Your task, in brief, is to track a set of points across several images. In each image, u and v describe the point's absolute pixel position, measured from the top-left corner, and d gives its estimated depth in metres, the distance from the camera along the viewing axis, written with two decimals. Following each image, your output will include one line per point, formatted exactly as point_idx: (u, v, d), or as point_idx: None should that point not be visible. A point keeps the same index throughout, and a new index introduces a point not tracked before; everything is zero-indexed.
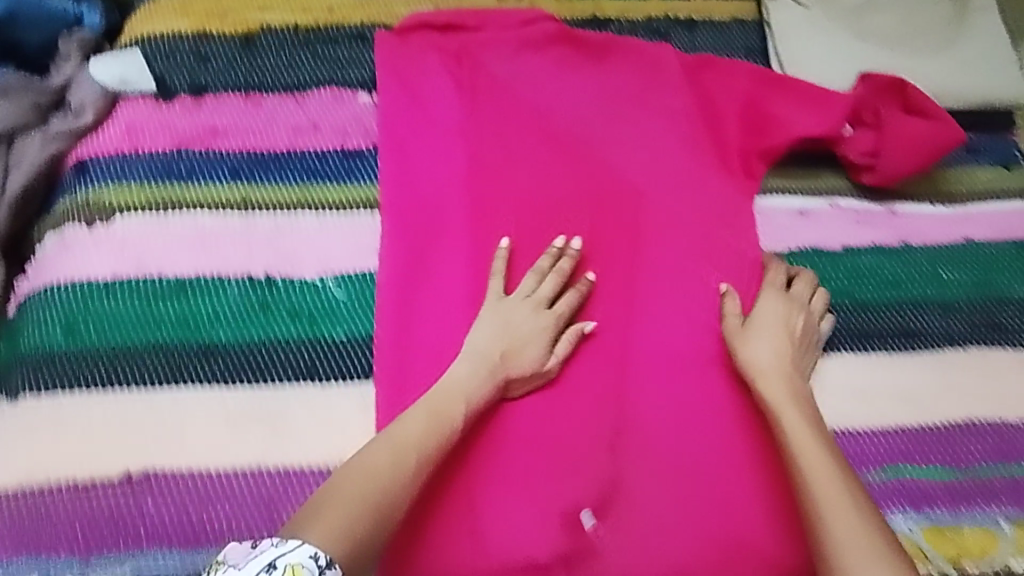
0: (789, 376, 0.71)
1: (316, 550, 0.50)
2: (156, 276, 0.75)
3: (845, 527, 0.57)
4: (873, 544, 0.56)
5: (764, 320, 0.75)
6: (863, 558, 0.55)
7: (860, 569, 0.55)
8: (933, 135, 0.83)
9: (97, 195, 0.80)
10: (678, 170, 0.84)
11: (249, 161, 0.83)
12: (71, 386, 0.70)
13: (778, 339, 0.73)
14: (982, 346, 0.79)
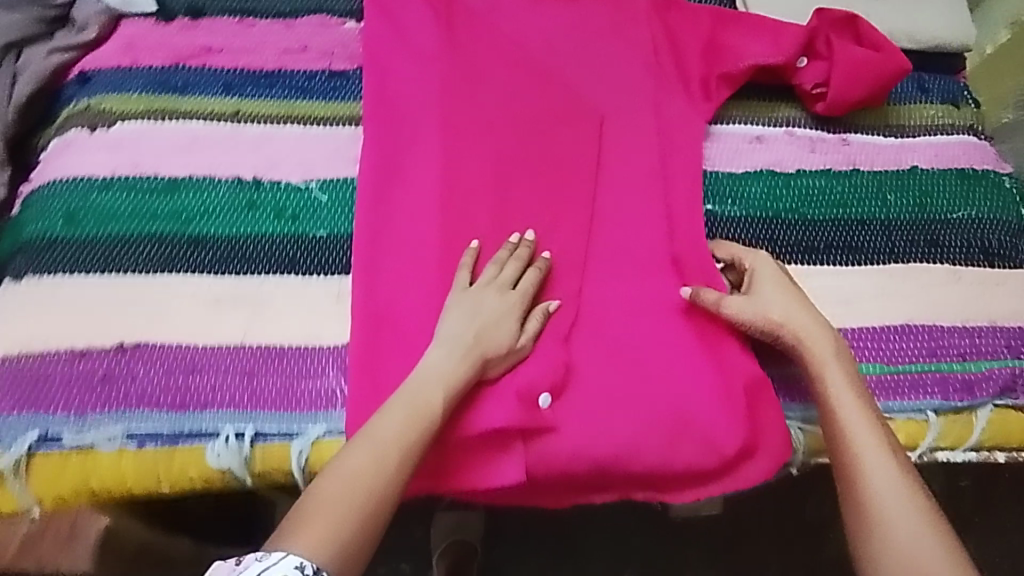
0: (819, 328, 0.73)
1: (302, 563, 0.56)
2: (152, 175, 0.81)
3: (893, 497, 0.63)
4: (917, 495, 0.64)
5: (768, 284, 0.77)
6: (908, 510, 0.63)
7: (908, 519, 0.62)
8: (876, 64, 0.89)
9: (97, 102, 0.86)
10: (643, 93, 0.89)
11: (241, 78, 0.89)
12: (69, 269, 0.76)
13: (795, 299, 0.75)
14: (921, 261, 0.84)
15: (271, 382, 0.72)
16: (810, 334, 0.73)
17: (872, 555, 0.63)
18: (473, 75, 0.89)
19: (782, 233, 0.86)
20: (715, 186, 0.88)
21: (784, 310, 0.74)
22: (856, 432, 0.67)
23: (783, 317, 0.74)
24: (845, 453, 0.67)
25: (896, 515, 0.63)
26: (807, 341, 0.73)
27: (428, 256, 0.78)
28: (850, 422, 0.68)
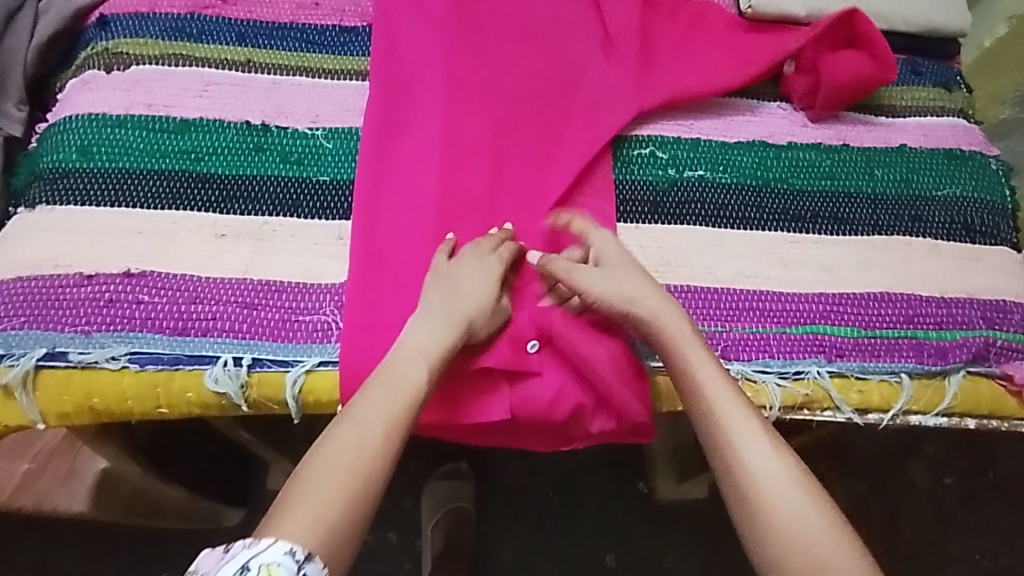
0: (666, 310, 0.72)
1: (292, 548, 0.58)
2: (164, 116, 0.84)
3: (767, 472, 0.64)
4: (789, 474, 0.64)
5: (616, 267, 0.75)
6: (782, 491, 0.63)
7: (782, 501, 0.63)
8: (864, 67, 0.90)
9: (115, 44, 0.88)
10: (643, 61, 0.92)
11: (254, 29, 0.92)
12: (80, 200, 0.78)
13: (639, 281, 0.74)
14: (904, 235, 0.87)
15: (269, 314, 0.75)
16: (660, 315, 0.72)
17: (756, 530, 0.63)
18: (479, 38, 0.92)
19: (771, 200, 0.88)
20: (708, 154, 0.90)
21: (630, 292, 0.73)
22: (727, 414, 0.67)
23: (634, 301, 0.73)
24: (716, 435, 0.67)
25: (772, 489, 0.64)
26: (667, 327, 0.72)
27: (427, 204, 0.81)
28: (718, 402, 0.68)
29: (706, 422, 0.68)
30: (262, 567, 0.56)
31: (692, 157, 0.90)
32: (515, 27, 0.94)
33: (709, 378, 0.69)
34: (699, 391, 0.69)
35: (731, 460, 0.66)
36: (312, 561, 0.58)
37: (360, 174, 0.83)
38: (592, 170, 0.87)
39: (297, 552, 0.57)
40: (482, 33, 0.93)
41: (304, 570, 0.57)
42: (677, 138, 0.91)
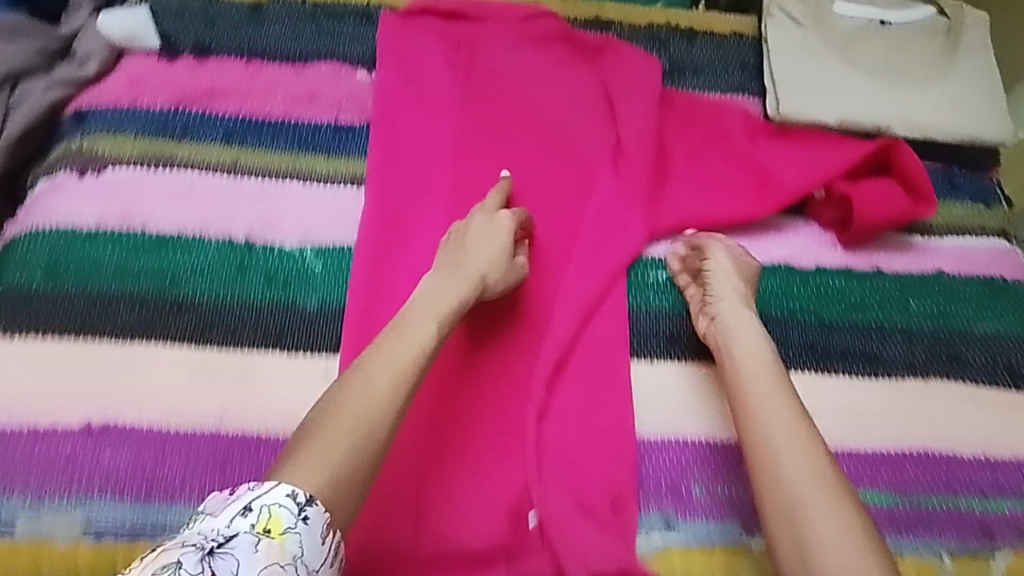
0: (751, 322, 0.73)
1: (294, 490, 0.55)
2: (139, 230, 0.78)
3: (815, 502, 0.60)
4: (833, 492, 0.61)
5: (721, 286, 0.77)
6: (823, 507, 0.60)
7: (820, 516, 0.59)
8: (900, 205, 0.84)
9: (91, 143, 0.82)
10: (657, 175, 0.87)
11: (242, 125, 0.84)
12: (41, 331, 0.72)
13: (740, 300, 0.75)
14: (940, 377, 0.80)
15: (243, 472, 0.68)
16: (737, 324, 0.73)
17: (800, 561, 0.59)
18: (488, 148, 0.87)
19: (798, 335, 0.81)
20: None
21: (727, 306, 0.75)
22: (779, 436, 0.64)
23: (722, 314, 0.75)
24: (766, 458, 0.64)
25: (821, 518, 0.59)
26: (737, 353, 0.71)
27: None
28: (773, 422, 0.65)
29: (758, 444, 0.65)
30: (265, 508, 0.54)
31: None
32: (525, 132, 0.88)
33: (770, 400, 0.67)
34: (753, 411, 0.67)
35: (778, 480, 0.62)
36: (314, 505, 0.55)
37: (353, 298, 0.76)
38: (604, 297, 0.79)
39: (297, 495, 0.55)
40: (490, 139, 0.87)
41: (306, 513, 0.54)
42: None
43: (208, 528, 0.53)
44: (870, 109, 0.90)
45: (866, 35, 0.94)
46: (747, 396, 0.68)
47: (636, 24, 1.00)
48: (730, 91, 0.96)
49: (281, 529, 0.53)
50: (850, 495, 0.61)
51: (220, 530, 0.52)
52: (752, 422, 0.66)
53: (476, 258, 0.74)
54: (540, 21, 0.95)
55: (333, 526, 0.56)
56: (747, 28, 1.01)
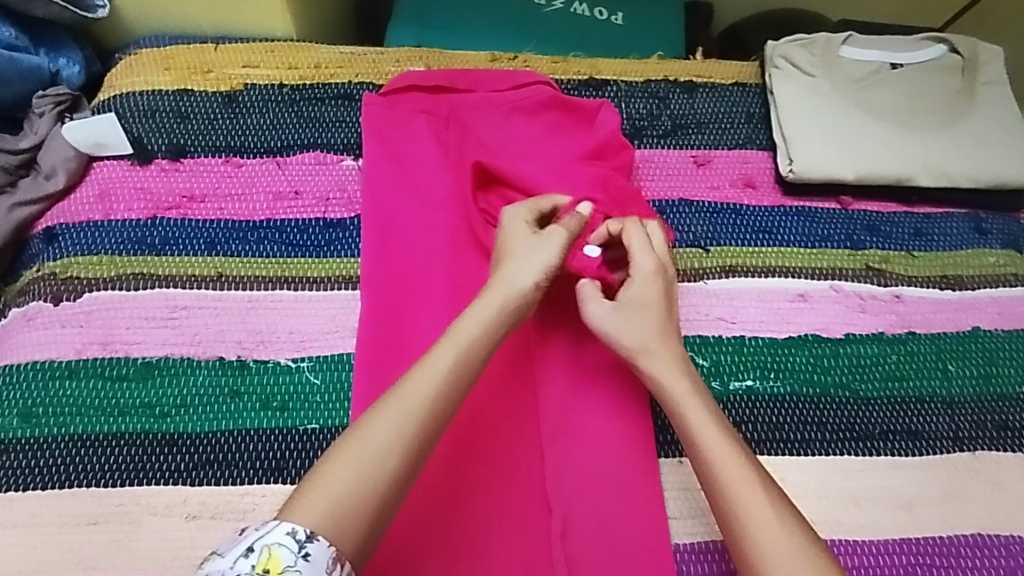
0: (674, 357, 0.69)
1: (294, 528, 0.54)
2: (123, 358, 0.72)
3: (775, 542, 0.58)
4: (797, 542, 0.58)
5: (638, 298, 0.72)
6: (792, 561, 0.57)
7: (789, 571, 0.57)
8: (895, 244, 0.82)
9: (65, 264, 0.76)
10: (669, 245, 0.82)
11: (226, 230, 0.80)
12: (22, 486, 0.66)
13: (656, 329, 0.70)
14: (990, 450, 0.75)
15: None
16: (659, 372, 0.68)
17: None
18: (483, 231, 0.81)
19: (833, 414, 0.76)
20: (756, 357, 0.78)
21: (643, 337, 0.70)
22: (733, 480, 0.61)
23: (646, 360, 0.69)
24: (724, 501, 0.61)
25: (777, 554, 0.58)
26: (674, 397, 0.67)
27: (437, 454, 0.69)
28: (716, 457, 0.63)
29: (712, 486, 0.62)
30: (265, 547, 0.53)
31: (739, 363, 0.78)
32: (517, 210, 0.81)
33: (715, 441, 0.63)
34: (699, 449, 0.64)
35: (740, 528, 0.60)
36: (316, 541, 0.54)
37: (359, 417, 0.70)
38: (625, 391, 0.74)
39: (298, 535, 0.54)
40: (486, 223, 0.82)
41: (306, 549, 0.53)
42: (719, 339, 0.79)
43: (215, 569, 0.53)
44: (889, 160, 0.85)
45: (876, 80, 0.89)
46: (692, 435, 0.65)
47: (632, 82, 0.95)
48: (738, 146, 0.91)
49: (280, 569, 0.52)
50: (813, 542, 0.59)
51: (225, 570, 0.52)
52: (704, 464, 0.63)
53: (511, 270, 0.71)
54: (532, 87, 0.90)
55: (341, 559, 0.55)
56: (746, 77, 0.97)
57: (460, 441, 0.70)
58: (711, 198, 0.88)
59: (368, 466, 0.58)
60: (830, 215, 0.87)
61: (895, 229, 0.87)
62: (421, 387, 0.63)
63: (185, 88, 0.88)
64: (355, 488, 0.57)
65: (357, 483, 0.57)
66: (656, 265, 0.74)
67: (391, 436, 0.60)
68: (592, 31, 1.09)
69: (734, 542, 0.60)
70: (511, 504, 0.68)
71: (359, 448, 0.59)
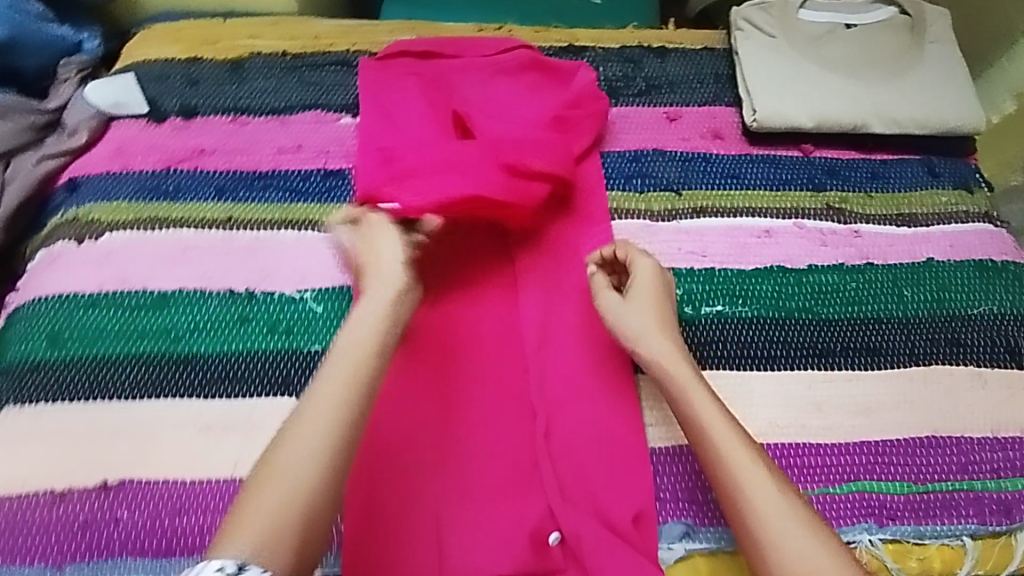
0: (671, 342, 0.73)
1: (224, 563, 0.53)
2: (140, 290, 0.78)
3: (773, 506, 0.63)
4: (790, 504, 0.63)
5: (644, 290, 0.76)
6: (783, 519, 0.62)
7: (782, 529, 0.61)
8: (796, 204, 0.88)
9: (87, 209, 0.83)
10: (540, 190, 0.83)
11: (233, 180, 0.87)
12: (50, 399, 0.72)
13: (655, 321, 0.74)
14: (945, 363, 0.81)
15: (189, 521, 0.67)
16: (659, 351, 0.72)
17: (760, 563, 0.61)
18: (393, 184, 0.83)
19: (797, 335, 0.82)
20: (726, 285, 0.85)
21: (638, 327, 0.74)
22: (733, 455, 0.65)
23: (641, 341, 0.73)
24: (720, 475, 0.65)
25: (776, 516, 0.62)
26: (669, 368, 0.71)
27: (430, 371, 0.75)
28: (713, 424, 0.67)
29: (710, 462, 0.66)
30: None
31: (709, 291, 0.84)
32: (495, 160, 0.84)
33: (714, 421, 0.67)
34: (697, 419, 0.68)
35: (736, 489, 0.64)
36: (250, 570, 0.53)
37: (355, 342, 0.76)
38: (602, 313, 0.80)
39: (228, 569, 0.53)
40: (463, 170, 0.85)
41: None
42: (690, 271, 0.85)
43: None
44: (843, 108, 0.92)
45: (829, 38, 0.97)
46: (693, 416, 0.68)
47: (607, 47, 1.03)
48: (705, 103, 0.99)
49: None
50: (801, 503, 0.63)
51: None
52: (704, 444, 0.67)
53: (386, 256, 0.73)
54: (514, 51, 0.98)
55: None
56: (714, 42, 1.05)
57: (449, 358, 0.76)
58: (681, 149, 0.95)
59: (291, 483, 0.58)
60: (791, 161, 0.94)
61: (853, 172, 0.94)
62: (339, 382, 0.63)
63: (195, 57, 0.95)
64: (281, 512, 0.56)
65: (282, 497, 0.57)
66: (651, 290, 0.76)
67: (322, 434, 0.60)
68: (570, 7, 1.17)
69: (730, 509, 0.64)
70: (495, 416, 0.74)
71: (280, 469, 0.59)
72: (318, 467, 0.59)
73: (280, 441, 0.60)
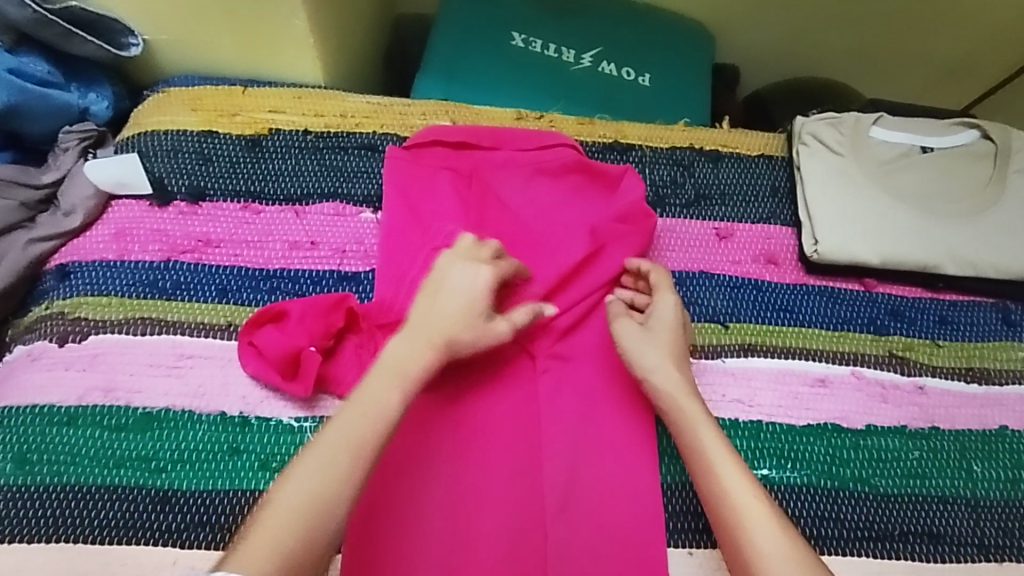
0: (684, 376, 0.72)
1: None
2: (123, 407, 0.70)
3: (775, 551, 0.58)
4: (795, 547, 0.58)
5: (663, 328, 0.75)
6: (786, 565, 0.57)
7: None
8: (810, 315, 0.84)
9: (75, 303, 0.75)
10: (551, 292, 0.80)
11: (238, 279, 0.79)
12: (9, 537, 0.64)
13: (669, 356, 0.73)
14: (1017, 561, 0.71)
15: None
16: (671, 384, 0.71)
17: None
18: (312, 320, 0.73)
19: (852, 510, 0.73)
20: (773, 444, 0.75)
21: (653, 361, 0.72)
22: (736, 492, 0.62)
23: (654, 372, 0.72)
24: (718, 509, 0.62)
25: (777, 560, 0.57)
26: (677, 399, 0.70)
27: (437, 530, 0.68)
28: (716, 458, 0.65)
29: (710, 492, 0.63)
30: None
31: (755, 451, 0.75)
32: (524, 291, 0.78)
33: (718, 455, 0.65)
34: (701, 451, 0.66)
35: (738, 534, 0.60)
36: None
37: (355, 499, 0.69)
38: (631, 476, 0.72)
39: None
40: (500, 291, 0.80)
41: None
42: (735, 423, 0.76)
43: None
44: (915, 246, 0.83)
45: (902, 163, 0.88)
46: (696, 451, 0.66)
47: (656, 147, 0.95)
48: (761, 221, 0.90)
49: None
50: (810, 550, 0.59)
51: None
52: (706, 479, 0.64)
53: (445, 322, 0.69)
54: (556, 150, 0.90)
55: None
56: (773, 149, 0.96)
57: (460, 434, 0.73)
58: (730, 273, 0.86)
59: (302, 501, 0.56)
60: (853, 297, 0.85)
61: (919, 316, 0.85)
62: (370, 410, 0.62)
63: (210, 130, 0.88)
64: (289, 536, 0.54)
65: (294, 516, 0.55)
66: (675, 327, 0.75)
67: (341, 455, 0.58)
68: (619, 94, 1.10)
69: (732, 551, 0.60)
70: (502, 563, 0.67)
71: (294, 489, 0.56)
72: (337, 488, 0.57)
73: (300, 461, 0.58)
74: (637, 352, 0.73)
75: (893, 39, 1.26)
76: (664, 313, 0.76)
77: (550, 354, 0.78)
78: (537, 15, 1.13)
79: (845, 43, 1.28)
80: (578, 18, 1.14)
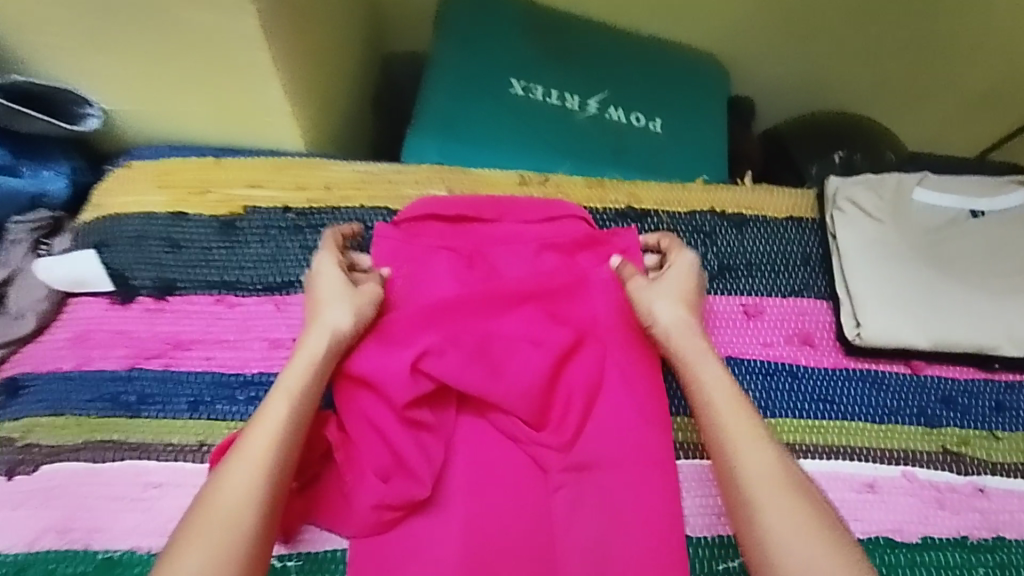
0: (693, 323, 0.70)
1: None
2: (81, 552, 0.61)
3: (769, 487, 0.58)
4: (788, 484, 0.58)
5: (674, 279, 0.72)
6: (780, 503, 0.57)
7: (777, 513, 0.57)
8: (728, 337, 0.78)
9: (28, 426, 0.67)
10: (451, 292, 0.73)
11: (211, 386, 0.70)
12: None
13: (685, 309, 0.71)
14: None
15: None
16: (684, 332, 0.69)
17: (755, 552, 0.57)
18: None
19: None
20: None
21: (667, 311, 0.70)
22: (736, 430, 0.62)
23: (667, 322, 0.70)
24: (738, 491, 0.59)
25: (773, 500, 0.57)
26: (684, 348, 0.68)
27: None
28: (720, 401, 0.64)
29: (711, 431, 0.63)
30: None
31: None
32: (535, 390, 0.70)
33: (722, 398, 0.64)
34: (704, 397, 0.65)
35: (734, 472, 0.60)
36: None
37: None
38: None
39: None
40: (496, 379, 0.69)
41: None
42: None
43: None
44: (968, 328, 0.75)
45: (949, 230, 0.80)
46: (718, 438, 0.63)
47: (674, 213, 0.86)
48: (794, 295, 0.81)
49: None
50: (808, 490, 0.59)
51: None
52: (726, 455, 0.61)
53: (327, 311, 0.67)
54: (565, 222, 0.81)
55: None
56: (803, 210, 0.87)
57: (466, 547, 0.64)
58: (762, 356, 0.77)
59: (219, 530, 0.53)
60: (899, 384, 0.77)
61: (974, 403, 0.76)
62: (267, 431, 0.59)
63: (178, 212, 0.79)
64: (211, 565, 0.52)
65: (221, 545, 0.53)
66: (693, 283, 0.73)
67: (247, 483, 0.56)
68: (630, 144, 1.01)
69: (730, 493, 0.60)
70: None
71: (215, 517, 0.54)
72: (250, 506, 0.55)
73: (217, 489, 0.55)
74: (652, 303, 0.71)
75: (924, 70, 1.16)
76: (679, 264, 0.74)
77: (566, 466, 0.69)
78: (537, 57, 1.04)
79: (872, 76, 1.18)
80: (583, 59, 1.05)
